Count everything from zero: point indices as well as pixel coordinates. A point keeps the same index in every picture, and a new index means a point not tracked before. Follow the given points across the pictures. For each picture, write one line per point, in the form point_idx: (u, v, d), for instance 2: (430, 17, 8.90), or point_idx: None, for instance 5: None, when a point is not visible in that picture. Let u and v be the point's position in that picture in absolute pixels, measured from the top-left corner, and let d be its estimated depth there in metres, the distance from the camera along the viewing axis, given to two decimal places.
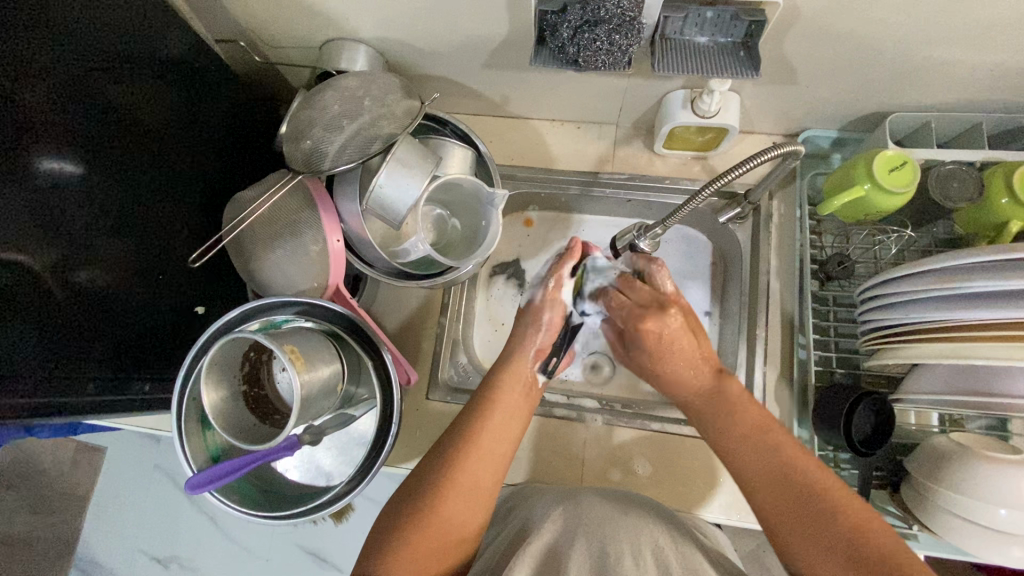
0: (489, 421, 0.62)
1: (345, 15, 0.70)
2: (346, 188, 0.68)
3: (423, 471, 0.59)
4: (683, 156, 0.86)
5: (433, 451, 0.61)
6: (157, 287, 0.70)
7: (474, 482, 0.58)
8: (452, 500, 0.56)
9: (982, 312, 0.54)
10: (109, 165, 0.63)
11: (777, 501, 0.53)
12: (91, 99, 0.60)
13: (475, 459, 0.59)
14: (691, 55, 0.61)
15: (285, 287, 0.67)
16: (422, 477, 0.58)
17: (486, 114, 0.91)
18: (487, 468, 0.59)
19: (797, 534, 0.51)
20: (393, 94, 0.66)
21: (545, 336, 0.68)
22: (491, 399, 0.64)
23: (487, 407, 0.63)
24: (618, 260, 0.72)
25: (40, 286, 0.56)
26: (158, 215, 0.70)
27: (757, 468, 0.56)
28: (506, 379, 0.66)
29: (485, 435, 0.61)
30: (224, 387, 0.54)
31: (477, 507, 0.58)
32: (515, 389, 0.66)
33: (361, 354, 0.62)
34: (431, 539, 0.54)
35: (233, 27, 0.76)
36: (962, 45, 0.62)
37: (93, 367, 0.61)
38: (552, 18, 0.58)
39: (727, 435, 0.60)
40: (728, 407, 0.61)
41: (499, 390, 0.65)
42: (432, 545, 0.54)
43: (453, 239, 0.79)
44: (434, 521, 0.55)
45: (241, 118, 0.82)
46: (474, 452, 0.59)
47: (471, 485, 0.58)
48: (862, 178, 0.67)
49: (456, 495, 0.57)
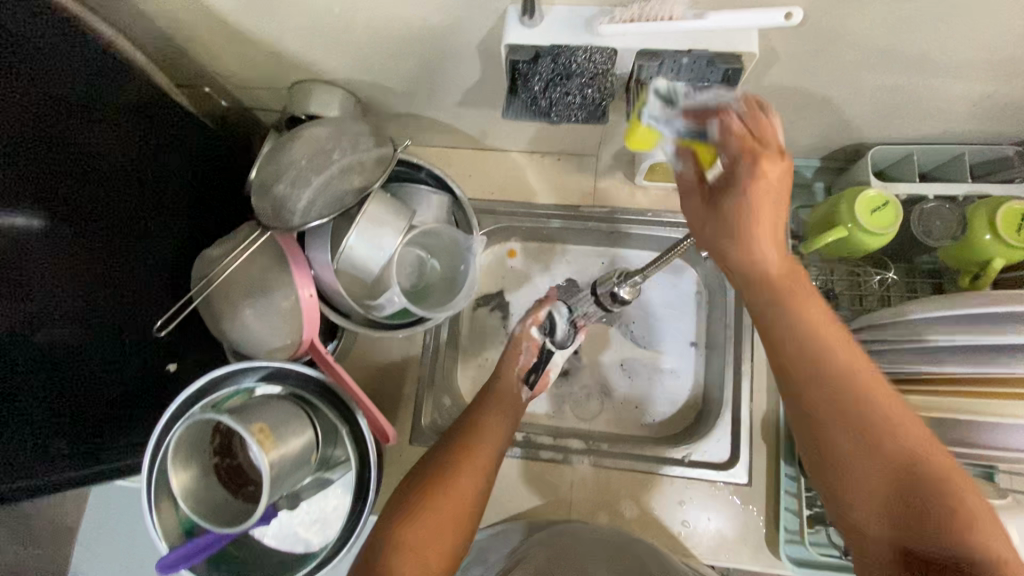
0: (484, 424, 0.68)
1: (313, 59, 0.68)
2: (317, 239, 0.65)
3: (427, 462, 0.64)
4: (664, 188, 0.84)
5: (430, 452, 0.66)
6: (126, 352, 0.67)
7: (476, 468, 0.63)
8: (455, 483, 0.61)
9: (965, 367, 0.53)
10: (73, 219, 0.61)
11: (847, 421, 0.49)
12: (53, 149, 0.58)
13: (476, 451, 0.65)
14: None
15: (256, 345, 0.65)
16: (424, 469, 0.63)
17: (464, 147, 0.89)
18: (482, 463, 0.64)
19: (861, 462, 0.48)
20: (364, 142, 0.64)
21: (526, 357, 0.75)
22: (485, 403, 0.71)
23: (480, 409, 0.70)
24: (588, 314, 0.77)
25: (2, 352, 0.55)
26: (125, 276, 0.67)
27: (820, 386, 0.50)
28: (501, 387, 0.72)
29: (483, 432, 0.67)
30: (193, 465, 0.52)
31: (477, 489, 0.62)
32: (506, 397, 0.72)
33: (334, 419, 0.60)
34: (436, 515, 0.58)
35: (198, 74, 0.73)
36: (942, 80, 0.61)
37: (58, 442, 0.60)
38: (523, 67, 0.55)
39: (794, 326, 0.51)
40: (819, 314, 0.51)
41: (492, 396, 0.71)
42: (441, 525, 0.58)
43: (434, 282, 0.75)
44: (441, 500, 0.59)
45: (209, 162, 0.77)
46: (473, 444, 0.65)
47: (473, 474, 0.62)
48: (844, 218, 0.66)
49: (459, 478, 0.61)
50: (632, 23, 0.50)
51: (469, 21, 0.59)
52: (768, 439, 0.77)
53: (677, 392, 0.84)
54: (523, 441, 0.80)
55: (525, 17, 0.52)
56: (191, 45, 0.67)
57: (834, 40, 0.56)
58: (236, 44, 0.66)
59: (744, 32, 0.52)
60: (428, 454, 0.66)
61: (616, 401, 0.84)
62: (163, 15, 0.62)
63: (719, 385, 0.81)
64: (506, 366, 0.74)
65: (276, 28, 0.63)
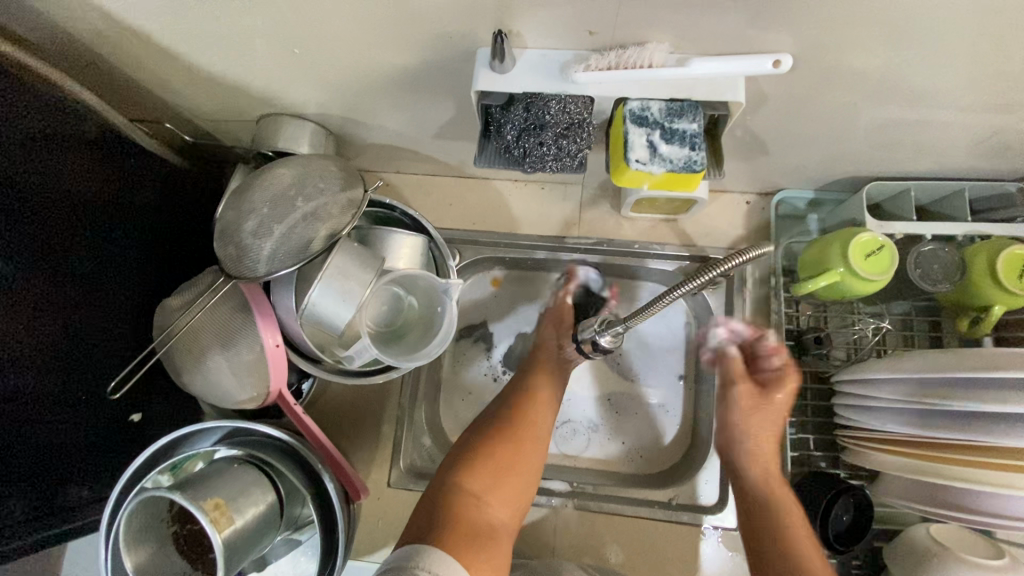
0: (541, 391, 0.72)
1: (278, 94, 0.65)
2: (282, 286, 0.62)
3: (481, 423, 0.69)
4: (652, 219, 0.81)
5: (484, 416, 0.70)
6: (82, 409, 0.63)
7: (523, 443, 0.66)
8: (502, 452, 0.65)
9: (959, 436, 0.53)
10: (29, 270, 0.57)
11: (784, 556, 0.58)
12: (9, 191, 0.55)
13: (523, 431, 0.67)
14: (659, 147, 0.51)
15: (223, 397, 0.63)
16: (472, 441, 0.66)
17: (444, 175, 0.86)
18: (540, 436, 0.68)
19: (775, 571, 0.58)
20: (331, 184, 0.61)
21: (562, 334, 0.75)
22: (537, 371, 0.73)
23: (532, 371, 0.73)
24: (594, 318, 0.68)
25: None
26: (81, 329, 0.62)
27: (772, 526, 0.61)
28: (544, 363, 0.74)
29: (529, 410, 0.69)
30: (147, 540, 0.51)
31: (531, 460, 0.66)
32: (554, 368, 0.74)
33: (298, 482, 0.58)
34: (485, 475, 0.63)
35: (160, 108, 0.70)
36: (944, 120, 0.57)
37: (12, 506, 0.57)
38: (496, 112, 0.53)
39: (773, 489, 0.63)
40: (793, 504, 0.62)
41: (542, 362, 0.74)
42: (503, 474, 0.64)
43: (411, 321, 0.70)
44: (489, 461, 0.64)
45: (175, 198, 0.74)
46: (519, 421, 0.68)
47: (530, 441, 0.67)
48: (836, 261, 0.63)
49: (506, 449, 0.65)
50: (609, 72, 0.47)
51: (438, 61, 0.55)
52: None
53: (665, 427, 0.81)
54: None
55: (494, 61, 0.48)
56: (152, 82, 0.64)
57: (827, 82, 0.53)
58: (197, 79, 0.63)
59: (730, 79, 0.48)
60: (473, 427, 0.69)
61: (603, 438, 0.81)
62: (117, 54, 0.58)
63: (707, 424, 0.78)
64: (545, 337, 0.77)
65: (236, 65, 0.59)
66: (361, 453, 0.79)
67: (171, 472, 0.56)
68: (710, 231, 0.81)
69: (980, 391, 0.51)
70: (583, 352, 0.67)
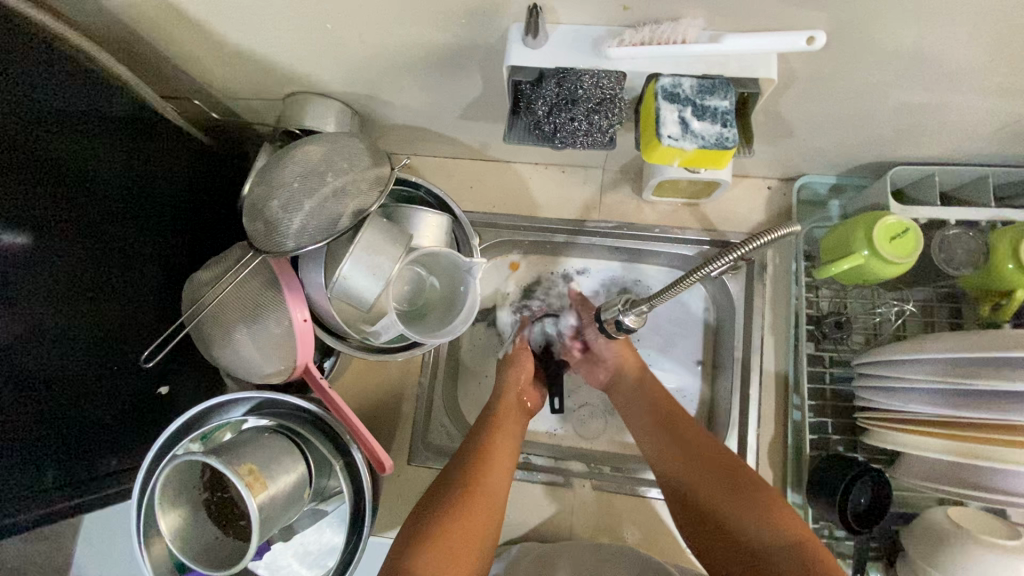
0: (500, 437, 0.67)
1: (308, 72, 0.65)
2: (312, 259, 0.63)
3: (435, 492, 0.61)
4: (672, 203, 0.81)
5: (436, 485, 0.63)
6: (112, 379, 0.64)
7: (482, 508, 0.60)
8: (463, 521, 0.57)
9: (983, 415, 0.53)
10: (63, 240, 0.58)
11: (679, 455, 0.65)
12: (50, 166, 0.56)
13: (481, 492, 0.61)
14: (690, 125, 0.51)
15: (249, 370, 0.64)
16: (426, 514, 0.58)
17: (465, 157, 0.86)
18: (500, 477, 0.64)
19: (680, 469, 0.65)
20: (359, 161, 0.61)
21: (520, 372, 0.76)
22: (496, 419, 0.70)
23: (493, 424, 0.69)
24: (609, 304, 0.67)
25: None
26: (112, 300, 0.63)
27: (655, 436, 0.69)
28: (503, 412, 0.71)
29: (488, 463, 0.64)
30: (180, 504, 0.52)
31: (487, 520, 0.59)
32: (511, 406, 0.72)
33: (327, 452, 0.59)
34: (444, 553, 0.54)
35: (189, 84, 0.70)
36: (974, 103, 0.57)
37: (44, 473, 0.57)
38: (527, 89, 0.54)
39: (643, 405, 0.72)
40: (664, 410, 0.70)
41: (501, 410, 0.71)
42: (460, 544, 0.56)
43: (433, 300, 0.71)
44: (449, 534, 0.56)
45: (201, 177, 0.75)
46: (479, 480, 0.62)
47: (490, 496, 0.61)
48: (860, 244, 0.64)
49: (466, 518, 0.58)
50: (643, 47, 0.47)
51: (470, 38, 0.56)
52: (776, 466, 0.75)
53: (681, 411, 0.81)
54: (523, 462, 0.79)
55: (527, 36, 0.48)
56: (181, 58, 0.64)
57: (857, 62, 0.53)
58: (226, 55, 0.63)
59: (763, 56, 0.49)
60: (427, 498, 0.61)
61: (620, 420, 0.82)
62: (147, 27, 0.59)
63: (725, 407, 0.78)
64: (506, 386, 0.74)
65: (267, 41, 0.60)
66: (381, 432, 0.80)
67: (202, 440, 0.57)
68: (731, 216, 0.82)
69: (1006, 371, 0.51)
70: (605, 331, 0.68)
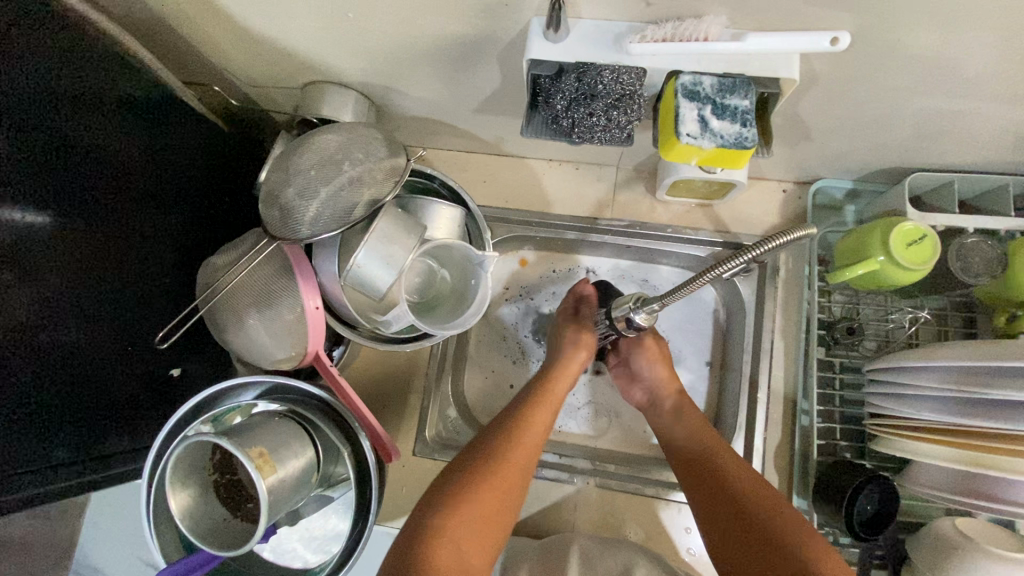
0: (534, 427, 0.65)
1: (327, 61, 0.66)
2: (325, 247, 0.64)
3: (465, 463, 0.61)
4: (686, 203, 0.81)
5: (462, 459, 0.62)
6: (128, 358, 0.65)
7: (507, 487, 0.60)
8: (488, 495, 0.58)
9: (993, 424, 0.53)
10: (81, 222, 0.59)
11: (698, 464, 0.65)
12: (82, 149, 0.58)
13: (508, 477, 0.60)
14: (706, 124, 0.51)
15: (260, 355, 0.64)
16: (456, 480, 0.59)
17: (479, 152, 0.86)
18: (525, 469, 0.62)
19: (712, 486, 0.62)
20: (376, 151, 0.62)
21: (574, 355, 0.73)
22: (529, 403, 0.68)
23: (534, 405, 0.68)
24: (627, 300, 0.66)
25: (17, 354, 0.53)
26: (129, 282, 0.64)
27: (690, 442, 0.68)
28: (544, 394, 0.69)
29: (523, 440, 0.64)
30: (191, 483, 0.53)
31: (507, 506, 0.59)
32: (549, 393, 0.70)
33: (337, 440, 0.59)
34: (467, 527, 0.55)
35: (209, 70, 0.71)
36: (997, 110, 0.56)
37: (58, 449, 0.58)
38: (546, 82, 0.54)
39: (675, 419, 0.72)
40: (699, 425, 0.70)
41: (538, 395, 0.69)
42: (478, 523, 0.56)
43: (443, 293, 0.71)
44: (474, 506, 0.56)
45: (219, 163, 0.76)
46: (509, 459, 0.62)
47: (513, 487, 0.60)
48: (875, 250, 0.63)
49: (496, 494, 0.58)
50: (665, 43, 0.47)
51: (489, 32, 0.56)
52: (782, 471, 0.74)
53: None
54: None
55: (549, 30, 0.48)
56: (202, 43, 0.65)
57: (878, 66, 0.52)
58: (246, 42, 0.64)
59: (785, 54, 0.48)
60: (458, 462, 0.62)
61: (625, 419, 0.82)
62: (170, 12, 0.59)
63: (732, 410, 0.77)
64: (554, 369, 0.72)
65: (288, 30, 0.60)
66: (389, 423, 0.80)
67: (213, 423, 0.59)
68: (744, 218, 0.81)
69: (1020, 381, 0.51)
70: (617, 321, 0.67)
